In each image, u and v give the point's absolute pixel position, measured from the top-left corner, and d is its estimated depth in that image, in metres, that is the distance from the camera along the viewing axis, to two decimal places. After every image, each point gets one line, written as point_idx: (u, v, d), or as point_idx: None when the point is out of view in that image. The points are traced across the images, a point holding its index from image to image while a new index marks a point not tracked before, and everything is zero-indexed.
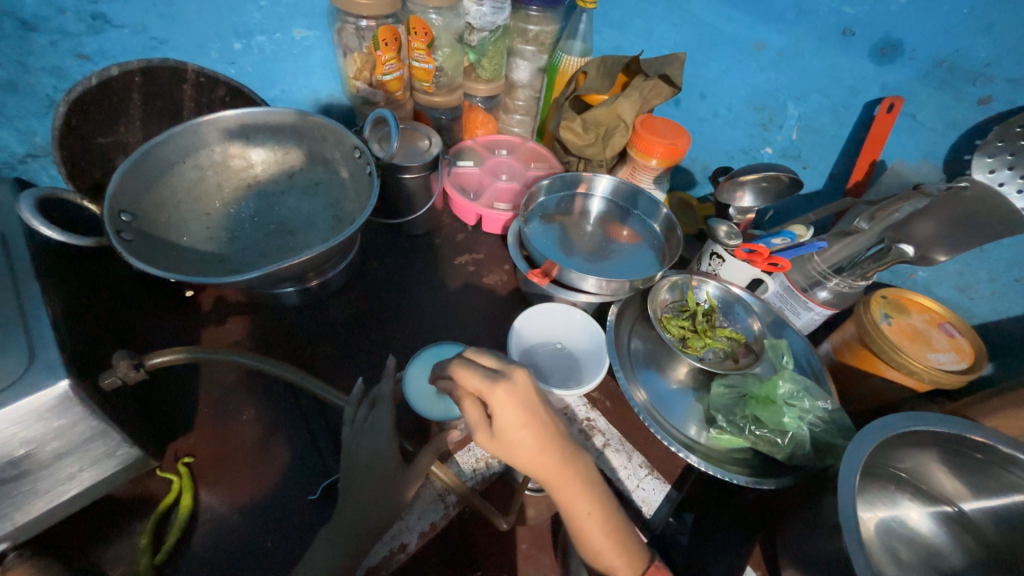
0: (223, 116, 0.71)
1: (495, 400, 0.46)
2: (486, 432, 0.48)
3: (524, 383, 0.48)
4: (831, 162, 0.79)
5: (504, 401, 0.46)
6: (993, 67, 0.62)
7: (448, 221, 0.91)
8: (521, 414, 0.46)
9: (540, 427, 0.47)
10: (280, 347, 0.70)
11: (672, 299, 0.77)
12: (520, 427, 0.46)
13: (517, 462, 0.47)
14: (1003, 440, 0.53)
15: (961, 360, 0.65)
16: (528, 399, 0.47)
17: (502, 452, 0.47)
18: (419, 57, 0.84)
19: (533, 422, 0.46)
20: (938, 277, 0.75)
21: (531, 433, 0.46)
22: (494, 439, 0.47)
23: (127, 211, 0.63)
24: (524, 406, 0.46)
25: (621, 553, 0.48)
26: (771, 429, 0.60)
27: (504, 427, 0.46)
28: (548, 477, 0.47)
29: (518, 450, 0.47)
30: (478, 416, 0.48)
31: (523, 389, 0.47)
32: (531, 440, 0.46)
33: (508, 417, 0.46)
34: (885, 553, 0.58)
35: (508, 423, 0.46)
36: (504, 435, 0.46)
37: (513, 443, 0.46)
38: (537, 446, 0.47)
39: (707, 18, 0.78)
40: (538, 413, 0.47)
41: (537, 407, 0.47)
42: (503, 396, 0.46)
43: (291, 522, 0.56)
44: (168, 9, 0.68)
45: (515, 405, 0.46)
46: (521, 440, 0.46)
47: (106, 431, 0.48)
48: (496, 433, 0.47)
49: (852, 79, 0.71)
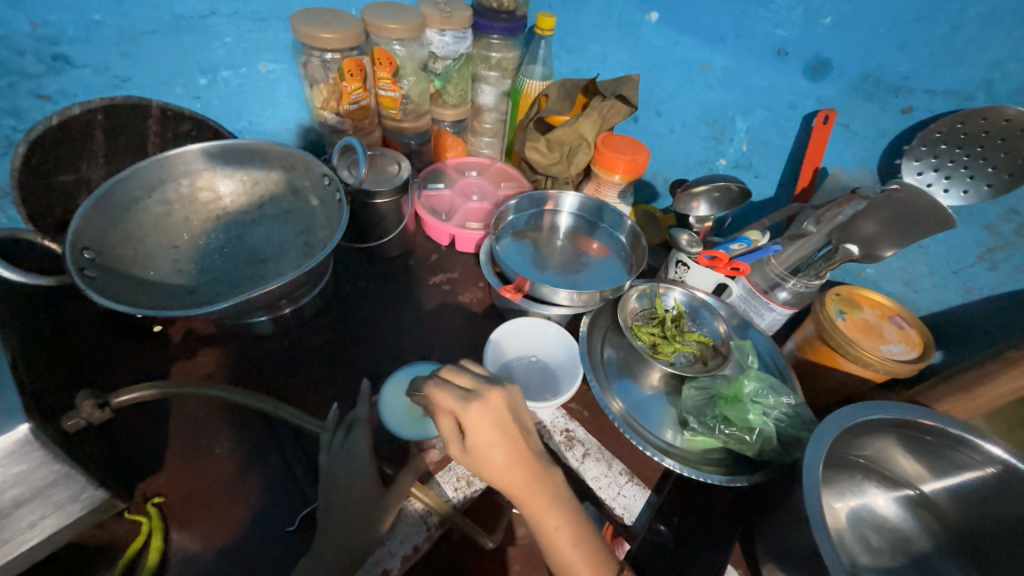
0: (191, 149, 0.72)
1: (470, 418, 0.47)
2: (460, 448, 0.49)
3: (499, 401, 0.49)
4: (779, 170, 0.83)
5: (478, 419, 0.47)
6: (911, 80, 0.67)
7: (421, 242, 0.92)
8: (494, 432, 0.48)
9: (510, 445, 0.48)
10: (253, 378, 0.69)
11: (642, 308, 0.80)
12: (491, 444, 0.48)
13: (489, 478, 0.49)
14: (951, 423, 0.56)
15: (911, 350, 0.69)
16: (501, 417, 0.49)
17: (471, 467, 0.49)
18: (385, 86, 0.87)
19: (503, 440, 0.48)
20: (885, 272, 0.79)
21: (502, 450, 0.48)
22: (466, 452, 0.49)
23: (91, 247, 0.62)
24: (497, 424, 0.48)
25: (591, 567, 0.48)
26: (739, 427, 0.62)
27: (476, 444, 0.48)
28: (517, 492, 0.49)
29: (489, 467, 0.48)
30: (450, 433, 0.49)
31: (497, 408, 0.49)
32: (502, 458, 0.48)
33: (481, 435, 0.47)
34: (857, 541, 0.60)
35: (481, 440, 0.47)
36: (476, 453, 0.48)
37: (485, 460, 0.48)
38: (507, 463, 0.48)
39: (656, 41, 0.84)
40: (511, 431, 0.49)
41: (509, 425, 0.49)
42: (479, 414, 0.48)
43: (270, 558, 0.55)
44: (130, 48, 0.69)
45: (487, 423, 0.48)
46: (493, 457, 0.48)
47: (68, 474, 0.47)
48: (468, 450, 0.48)
49: (791, 95, 0.76)
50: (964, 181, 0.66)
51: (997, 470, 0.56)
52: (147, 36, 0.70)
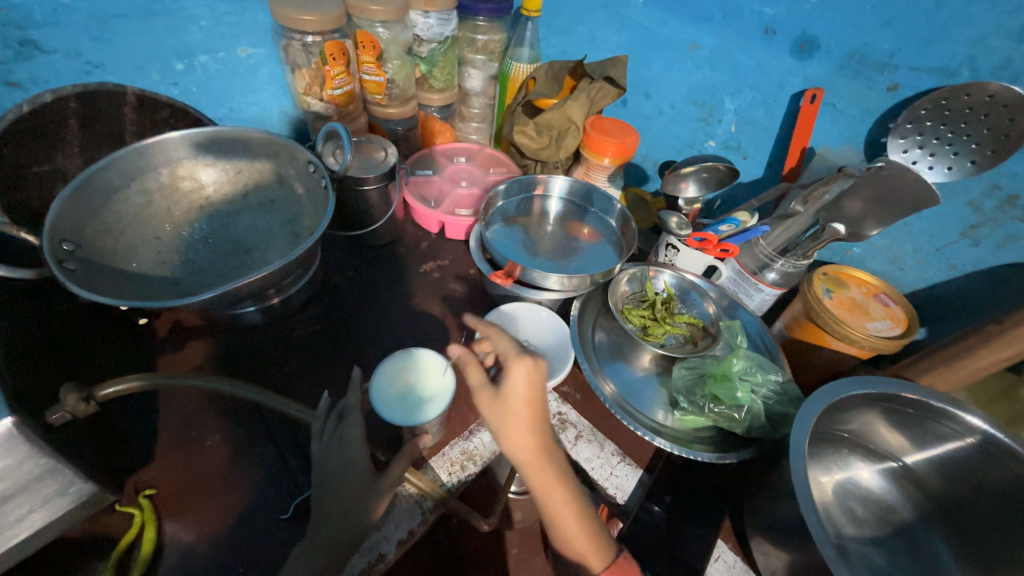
0: (171, 137, 0.70)
1: (513, 367, 0.54)
2: (489, 396, 0.54)
3: (543, 368, 0.55)
4: (768, 151, 0.83)
5: (520, 370, 0.54)
6: (896, 58, 0.67)
7: (411, 229, 0.91)
8: (528, 387, 0.54)
9: (535, 406, 0.53)
10: (243, 370, 0.69)
11: (632, 291, 0.80)
12: (523, 396, 0.53)
13: (505, 435, 0.52)
14: (932, 395, 0.58)
15: (896, 326, 0.70)
16: (538, 378, 0.55)
17: (494, 417, 0.53)
18: (370, 70, 0.84)
19: (533, 398, 0.53)
20: (871, 251, 0.80)
21: (528, 407, 0.53)
22: (494, 402, 0.53)
23: (70, 240, 0.60)
24: (534, 382, 0.54)
25: (591, 542, 0.49)
26: (728, 406, 0.63)
27: (509, 395, 0.53)
28: (527, 457, 0.51)
29: (511, 420, 0.52)
30: (480, 380, 0.55)
31: (538, 370, 0.55)
32: (525, 413, 0.52)
33: (517, 386, 0.53)
34: (843, 512, 0.62)
35: (515, 389, 0.53)
36: (505, 401, 0.53)
37: (511, 412, 0.52)
38: (529, 420, 0.52)
39: (643, 21, 0.83)
40: (540, 393, 0.54)
41: (541, 388, 0.54)
42: (521, 366, 0.54)
43: (263, 544, 0.55)
44: (102, 33, 0.68)
45: (527, 376, 0.54)
46: (518, 410, 0.52)
47: (55, 469, 0.47)
48: (498, 397, 0.53)
49: (778, 74, 0.76)
50: (948, 157, 0.67)
51: (977, 440, 0.57)
52: (117, 19, 0.68)
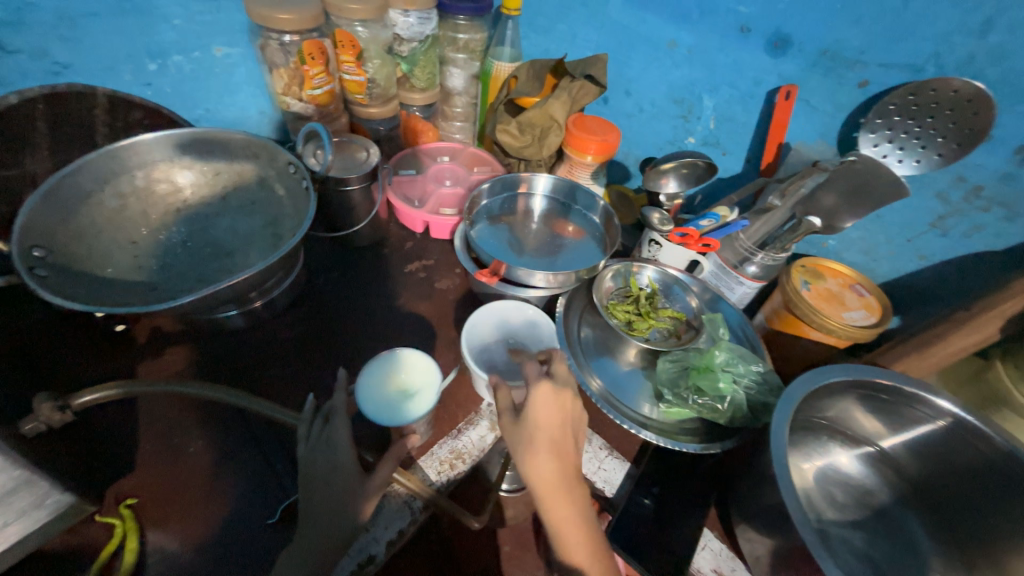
0: (144, 139, 0.69)
1: (537, 391, 0.53)
2: (511, 420, 0.53)
3: (568, 398, 0.53)
4: (746, 147, 0.85)
5: (544, 394, 0.53)
6: (866, 55, 0.69)
7: (395, 230, 0.91)
8: (553, 414, 0.52)
9: (559, 434, 0.51)
10: (225, 374, 0.68)
11: (617, 286, 0.81)
12: (546, 422, 0.51)
13: (524, 462, 0.50)
14: (906, 381, 0.60)
15: (870, 316, 0.72)
16: (564, 404, 0.53)
17: (513, 441, 0.52)
18: (349, 70, 0.83)
19: (557, 425, 0.52)
20: (846, 243, 0.82)
21: (550, 435, 0.51)
22: (514, 426, 0.52)
23: (40, 246, 0.59)
24: (558, 408, 0.53)
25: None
26: (711, 397, 0.64)
27: (532, 420, 0.51)
28: (544, 487, 0.49)
29: (530, 449, 0.50)
30: (504, 403, 0.54)
31: (564, 397, 0.53)
32: (546, 442, 0.50)
33: (541, 412, 0.52)
34: (824, 497, 0.64)
35: (538, 414, 0.52)
36: (526, 427, 0.51)
37: (531, 440, 0.50)
38: (551, 449, 0.50)
39: (622, 20, 0.84)
40: (565, 420, 0.53)
41: (567, 415, 0.53)
42: (546, 390, 0.53)
43: (250, 549, 0.55)
44: (70, 32, 0.66)
45: (552, 402, 0.53)
46: (539, 438, 0.50)
47: (31, 480, 0.46)
48: (520, 422, 0.52)
49: (753, 71, 0.78)
50: (916, 151, 0.70)
51: (947, 422, 0.59)
52: (86, 18, 0.66)
